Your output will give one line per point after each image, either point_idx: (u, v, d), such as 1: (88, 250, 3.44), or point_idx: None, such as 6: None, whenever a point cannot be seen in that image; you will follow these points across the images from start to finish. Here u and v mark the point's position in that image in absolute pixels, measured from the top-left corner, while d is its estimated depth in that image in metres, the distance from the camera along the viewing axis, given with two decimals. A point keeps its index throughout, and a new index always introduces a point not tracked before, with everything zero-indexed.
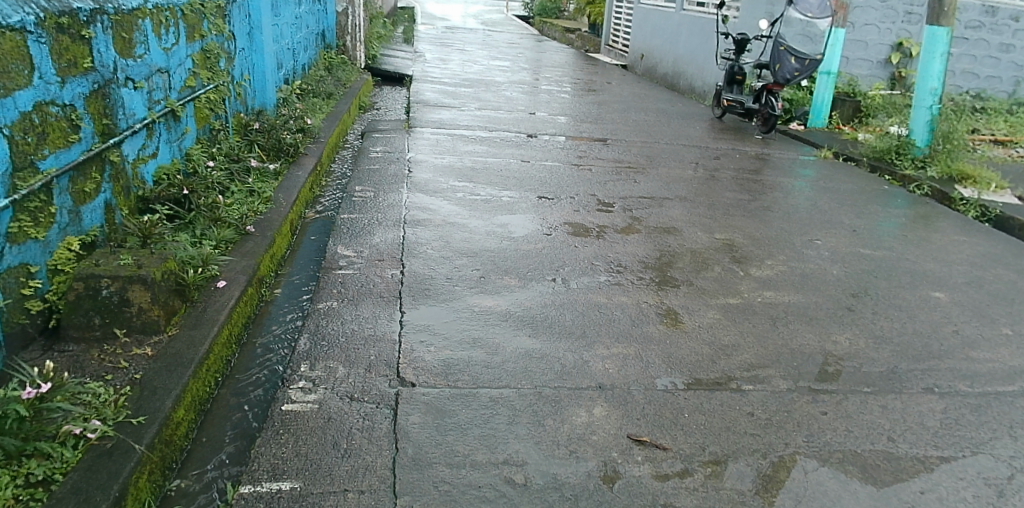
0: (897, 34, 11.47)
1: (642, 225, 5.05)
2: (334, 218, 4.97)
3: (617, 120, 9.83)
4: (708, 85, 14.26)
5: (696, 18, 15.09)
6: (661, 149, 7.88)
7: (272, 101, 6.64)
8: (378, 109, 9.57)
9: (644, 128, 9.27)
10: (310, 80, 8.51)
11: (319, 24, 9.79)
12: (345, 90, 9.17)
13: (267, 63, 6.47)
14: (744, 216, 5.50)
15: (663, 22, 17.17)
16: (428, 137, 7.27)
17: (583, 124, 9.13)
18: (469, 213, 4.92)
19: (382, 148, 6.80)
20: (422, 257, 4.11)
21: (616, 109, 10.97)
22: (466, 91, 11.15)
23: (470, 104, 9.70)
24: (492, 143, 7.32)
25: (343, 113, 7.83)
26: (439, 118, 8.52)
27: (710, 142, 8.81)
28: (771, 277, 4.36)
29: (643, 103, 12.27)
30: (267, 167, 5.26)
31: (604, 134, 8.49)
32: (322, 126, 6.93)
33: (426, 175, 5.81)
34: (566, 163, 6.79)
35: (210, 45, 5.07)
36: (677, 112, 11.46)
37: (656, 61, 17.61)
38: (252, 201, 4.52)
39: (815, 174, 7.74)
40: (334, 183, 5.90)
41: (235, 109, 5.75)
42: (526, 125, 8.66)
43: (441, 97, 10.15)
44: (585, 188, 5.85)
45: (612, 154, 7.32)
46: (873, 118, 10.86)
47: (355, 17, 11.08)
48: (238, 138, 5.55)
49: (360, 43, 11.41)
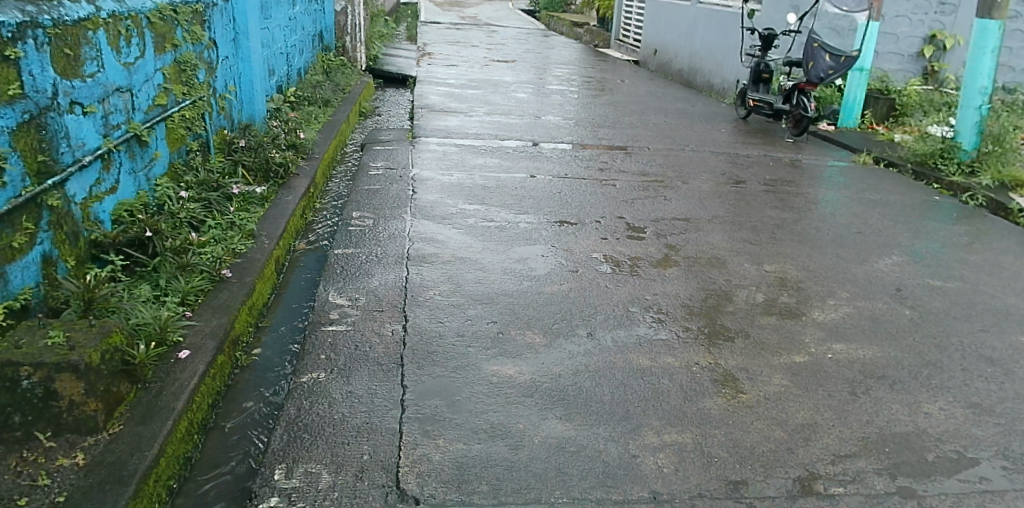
0: (929, 26, 10.57)
1: (680, 257, 4.42)
2: (328, 251, 4.35)
3: (636, 123, 9.18)
4: (728, 82, 13.57)
5: (714, 12, 14.38)
6: (688, 158, 7.22)
7: (261, 112, 6.06)
8: (380, 114, 8.96)
9: (666, 133, 8.62)
10: (305, 86, 7.93)
11: (315, 25, 9.19)
12: (344, 96, 8.57)
13: (254, 71, 5.88)
14: (793, 240, 4.87)
15: (677, 16, 16.46)
16: (433, 149, 6.64)
17: (601, 129, 8.48)
18: (482, 245, 4.30)
19: (383, 163, 6.19)
20: (428, 306, 3.48)
21: (633, 111, 10.31)
22: (474, 93, 10.52)
23: (478, 109, 9.06)
24: (504, 154, 6.67)
25: (342, 123, 7.25)
26: (446, 126, 7.89)
27: (739, 148, 8.14)
28: (836, 323, 3.73)
29: (661, 102, 11.60)
30: (252, 192, 4.67)
31: (624, 141, 7.84)
32: (318, 139, 6.32)
33: (433, 196, 5.19)
34: (586, 177, 6.15)
35: (185, 55, 4.47)
36: (699, 113, 10.79)
37: (671, 56, 16.90)
38: (232, 237, 3.92)
39: (858, 184, 7.07)
40: (329, 206, 5.28)
41: (218, 124, 5.15)
42: (540, 132, 8.02)
43: (447, 100, 9.53)
44: (610, 210, 5.22)
45: (636, 165, 6.67)
46: (910, 117, 10.11)
47: (355, 16, 10.45)
48: (220, 158, 4.96)
49: (361, 44, 10.77)
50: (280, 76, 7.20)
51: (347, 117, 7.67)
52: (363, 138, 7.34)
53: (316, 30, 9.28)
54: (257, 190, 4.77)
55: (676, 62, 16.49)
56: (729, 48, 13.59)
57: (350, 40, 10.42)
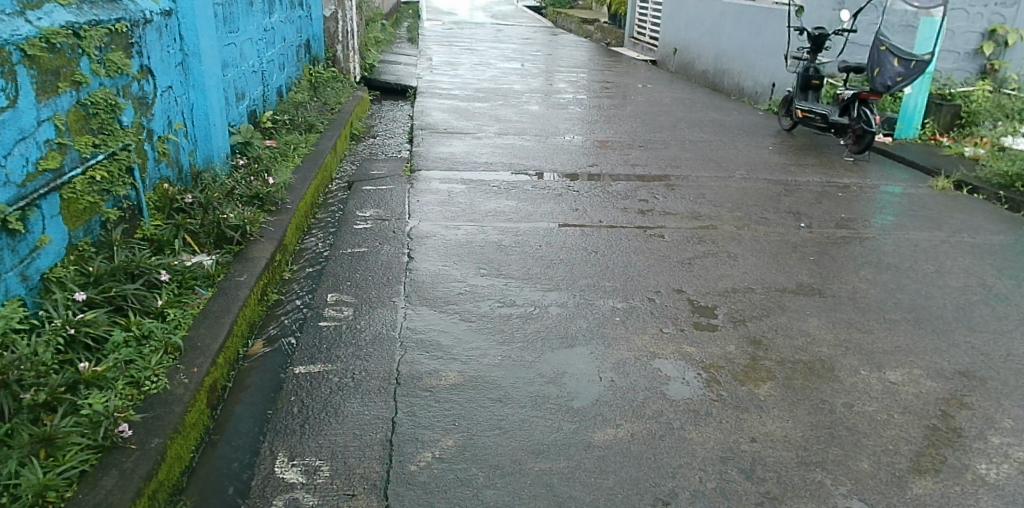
0: (988, 19, 8.93)
1: (772, 361, 3.24)
2: (290, 358, 3.19)
3: (671, 141, 7.99)
4: (761, 85, 12.34)
5: (743, 8, 13.14)
6: (741, 191, 6.04)
7: (220, 150, 4.95)
8: (375, 137, 7.86)
9: (707, 154, 7.43)
10: (284, 109, 6.88)
11: (299, 34, 8.14)
12: (332, 116, 7.56)
13: (210, 101, 4.79)
14: (909, 329, 3.70)
15: (700, 13, 15.23)
16: (435, 190, 5.46)
17: (632, 151, 7.30)
18: (500, 351, 3.13)
19: (375, 209, 5.05)
20: (422, 486, 2.35)
21: (664, 123, 9.11)
22: (482, 106, 9.38)
23: (488, 128, 7.91)
24: (520, 194, 5.48)
25: (326, 153, 6.14)
26: (450, 153, 6.71)
27: (795, 173, 6.95)
28: (1015, 487, 2.59)
29: (693, 111, 10.40)
30: (194, 270, 3.57)
31: (661, 167, 6.67)
32: (293, 181, 5.18)
33: (434, 265, 4.03)
34: (625, 224, 4.98)
35: (96, 93, 3.34)
36: (737, 124, 9.58)
37: (694, 55, 15.63)
38: (150, 360, 2.78)
39: (948, 221, 5.86)
40: (303, 276, 4.14)
41: (157, 176, 4.05)
42: (562, 157, 6.83)
43: (452, 118, 8.39)
44: (665, 278, 4.04)
45: (682, 204, 5.49)
46: (979, 127, 8.53)
47: (346, 21, 9.28)
48: (156, 222, 3.86)
49: (354, 53, 9.68)
50: (250, 100, 6.14)
51: (334, 145, 6.58)
52: (352, 171, 6.24)
53: (300, 41, 8.20)
54: (204, 262, 3.73)
55: (700, 62, 15.22)
56: (762, 49, 12.35)
57: (342, 48, 9.35)
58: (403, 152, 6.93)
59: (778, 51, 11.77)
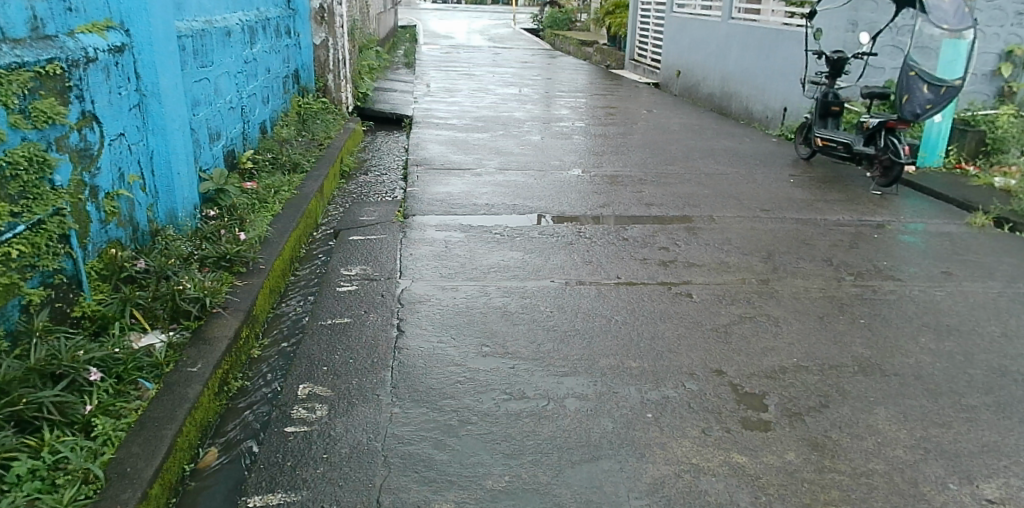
0: (1005, 40, 8.34)
1: (843, 474, 2.64)
2: (245, 475, 2.63)
3: (685, 174, 7.42)
4: (772, 109, 11.80)
5: (751, 29, 12.63)
6: (770, 234, 5.46)
7: (185, 202, 4.39)
8: (367, 175, 7.35)
9: (726, 189, 6.87)
10: (266, 149, 6.38)
11: (285, 65, 7.62)
12: (320, 153, 7.07)
13: (174, 146, 4.24)
14: (995, 420, 3.09)
15: (704, 34, 14.75)
16: (430, 240, 4.87)
17: (645, 187, 6.71)
18: (507, 470, 2.54)
19: (362, 266, 4.46)
20: None
21: (676, 153, 8.54)
22: (480, 138, 8.87)
23: (488, 162, 7.35)
24: (524, 243, 4.88)
25: (312, 197, 5.59)
26: (446, 193, 6.14)
27: (824, 210, 6.38)
28: None
29: (704, 139, 9.83)
30: (139, 359, 3.03)
31: (678, 206, 6.09)
32: (269, 236, 4.61)
33: (425, 341, 3.44)
34: (646, 281, 4.38)
35: (14, 150, 2.81)
36: (753, 153, 9.03)
37: (699, 78, 15.11)
38: (63, 495, 2.29)
39: (1001, 267, 5.27)
40: (274, 355, 3.56)
41: (103, 239, 3.49)
42: (570, 195, 6.24)
43: (449, 152, 7.84)
44: (701, 353, 3.44)
45: (707, 253, 4.90)
46: (1008, 154, 7.86)
47: (338, 49, 8.86)
48: (99, 297, 3.32)
49: (346, 82, 9.18)
50: (227, 138, 5.62)
51: (322, 186, 6.03)
52: (339, 216, 5.69)
53: (286, 71, 7.67)
54: (155, 344, 3.22)
55: (706, 84, 14.69)
56: (772, 72, 11.83)
57: (333, 77, 8.90)
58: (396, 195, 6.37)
59: (789, 74, 11.25)
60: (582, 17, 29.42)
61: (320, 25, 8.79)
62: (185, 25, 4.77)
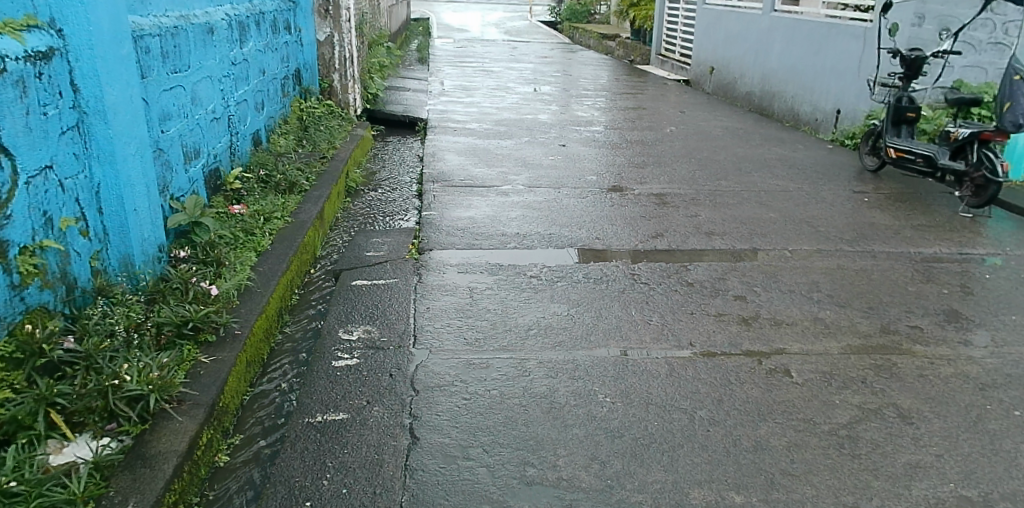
0: None
1: None
2: None
3: (743, 192, 6.45)
4: (822, 111, 10.79)
5: (797, 23, 11.60)
6: (859, 276, 4.51)
7: (146, 245, 3.51)
8: (377, 193, 6.46)
9: (793, 212, 5.90)
10: (257, 166, 5.53)
11: (280, 68, 6.77)
12: (323, 167, 6.18)
13: (129, 175, 3.37)
14: None
15: (742, 28, 13.72)
16: (451, 286, 3.96)
17: (700, 208, 5.76)
18: None
19: (366, 324, 3.55)
20: None
21: (726, 163, 7.56)
22: (505, 146, 7.96)
23: (514, 178, 6.45)
24: (567, 290, 3.96)
25: (308, 227, 4.71)
26: (468, 217, 5.24)
27: (914, 239, 5.41)
28: None
29: (752, 145, 8.85)
30: (46, 496, 2.13)
31: (743, 235, 5.14)
32: (252, 286, 3.70)
33: (445, 459, 2.53)
34: (727, 347, 3.45)
35: None
36: (811, 164, 8.04)
37: (735, 75, 14.09)
38: None
39: None
40: (246, 467, 2.65)
41: (11, 313, 2.63)
42: (615, 220, 5.30)
43: (469, 165, 6.94)
44: (825, 479, 2.51)
45: (791, 305, 3.97)
46: None
47: (344, 46, 8.16)
48: (5, 392, 2.38)
49: (355, 82, 8.49)
50: (208, 156, 4.76)
51: (321, 210, 5.16)
52: (342, 250, 4.79)
53: (282, 74, 6.82)
54: (77, 463, 2.31)
55: (744, 82, 13.67)
56: (821, 70, 10.81)
57: (340, 77, 8.17)
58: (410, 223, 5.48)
59: (843, 73, 10.23)
60: (602, 9, 28.41)
61: (325, 18, 8.04)
62: (149, 22, 3.92)
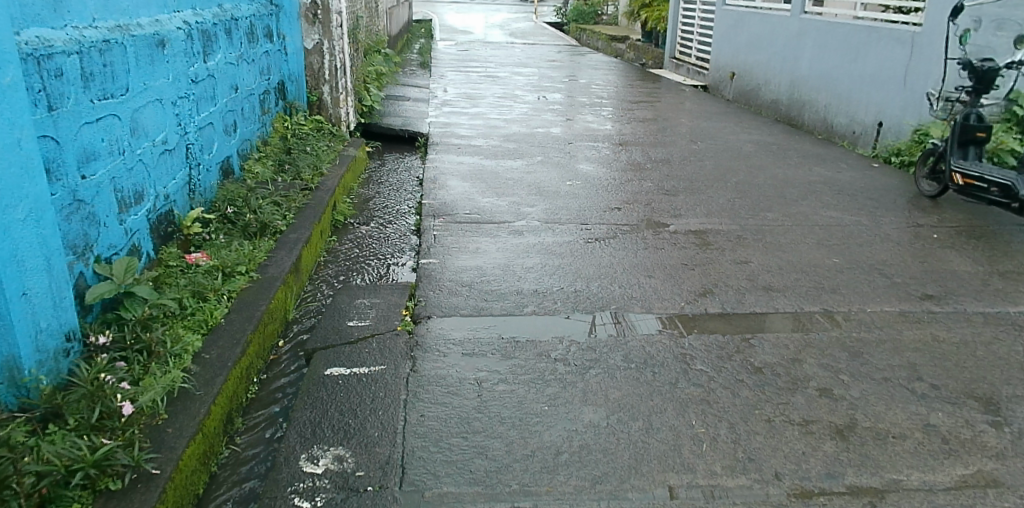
0: None
1: None
2: None
3: (794, 227, 5.55)
4: (863, 124, 9.88)
5: (832, 26, 10.67)
6: (962, 351, 3.62)
7: (45, 338, 2.61)
8: (370, 229, 5.59)
9: (858, 255, 5.00)
10: (223, 204, 4.68)
11: (255, 83, 5.87)
12: (305, 200, 5.30)
13: (15, 247, 2.47)
14: None
15: (768, 31, 12.79)
16: (453, 377, 3.07)
17: (750, 252, 4.86)
18: None
19: (338, 441, 2.69)
20: None
21: (768, 189, 6.66)
22: (515, 168, 7.09)
23: (527, 210, 5.56)
24: (602, 383, 3.07)
25: (277, 284, 3.84)
26: (474, 267, 4.35)
27: (1008, 291, 4.51)
28: None
29: (790, 165, 7.94)
30: None
31: (806, 290, 4.25)
32: (191, 388, 2.84)
33: None
34: (825, 483, 2.57)
35: None
36: (860, 187, 7.13)
37: (759, 81, 13.17)
38: None
39: None
40: None
41: None
42: (651, 270, 4.41)
43: (475, 193, 6.05)
44: None
45: (890, 404, 3.09)
46: None
47: (335, 55, 7.26)
48: None
49: (348, 95, 7.63)
50: (154, 199, 3.87)
51: (297, 259, 4.29)
52: (320, 313, 3.92)
53: (257, 89, 5.93)
54: None
55: (769, 89, 12.75)
56: (860, 78, 9.95)
57: (329, 90, 7.29)
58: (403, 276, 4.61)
59: (887, 81, 9.37)
60: (610, 10, 27.50)
61: (313, 24, 7.11)
62: (64, 37, 3.04)
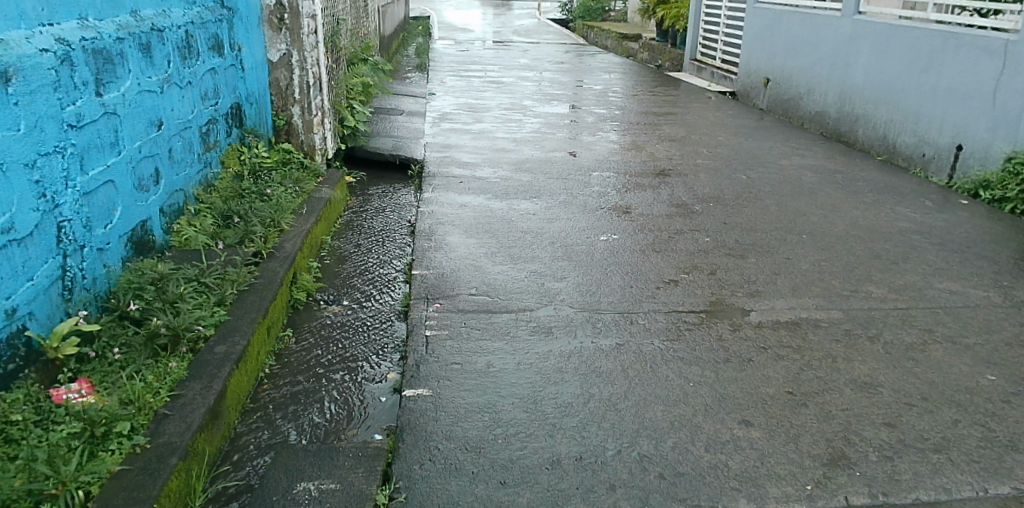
0: None
1: None
2: None
3: (910, 313, 4.17)
4: (939, 145, 8.48)
5: (893, 29, 9.24)
6: None
7: None
8: (344, 309, 4.20)
9: (1016, 365, 3.62)
10: (124, 298, 3.27)
11: (184, 111, 4.51)
12: (255, 278, 3.91)
13: None
14: None
15: (810, 33, 11.35)
16: None
17: (869, 366, 3.50)
18: None
19: None
20: None
21: (855, 247, 5.28)
22: (531, 211, 5.71)
23: (551, 288, 4.18)
24: None
25: (173, 463, 2.45)
26: (483, 403, 2.96)
27: None
28: None
29: (865, 205, 6.56)
30: None
31: (973, 447, 2.92)
32: None
33: None
34: None
35: None
36: (963, 239, 5.75)
37: (800, 90, 11.74)
38: None
39: None
40: None
41: None
42: (745, 406, 3.03)
43: (481, 257, 4.65)
44: None
45: None
46: None
47: (307, 69, 5.95)
48: None
49: (326, 117, 6.31)
50: None
51: (221, 395, 2.90)
52: (238, 505, 2.54)
53: (187, 119, 4.56)
54: None
55: (812, 99, 11.32)
56: (931, 92, 8.58)
57: (301, 111, 6.02)
58: (380, 410, 3.22)
59: (967, 96, 8.03)
60: (619, 7, 26.02)
61: (279, 31, 5.84)
62: None
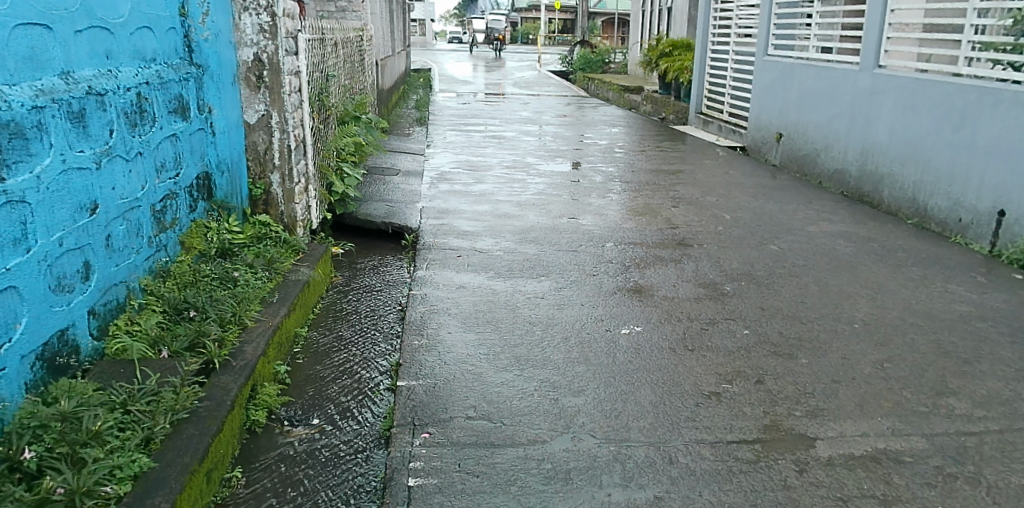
0: None
1: None
2: None
3: (1008, 436, 3.40)
4: (977, 209, 7.77)
5: (919, 83, 8.62)
6: None
7: None
8: (313, 431, 3.43)
9: None
10: (17, 442, 2.52)
11: (132, 188, 3.82)
12: (202, 398, 3.16)
13: None
14: None
15: (826, 86, 10.76)
16: None
17: None
18: None
19: None
20: None
21: (918, 340, 4.53)
22: (538, 294, 4.97)
23: (567, 405, 3.42)
24: None
25: None
26: None
27: None
28: None
29: (915, 283, 5.83)
30: None
31: None
32: None
33: None
34: None
35: None
36: None
37: (817, 146, 11.10)
38: None
39: None
40: None
41: None
42: None
43: (483, 360, 3.90)
44: None
45: None
46: None
47: (287, 131, 5.27)
48: None
49: (309, 185, 5.61)
50: None
51: None
52: None
53: (137, 195, 3.87)
54: None
55: (830, 155, 10.67)
56: (965, 151, 7.91)
57: (280, 179, 5.32)
58: None
59: (1008, 156, 7.35)
60: (621, 59, 25.71)
61: (257, 89, 5.17)
62: None
